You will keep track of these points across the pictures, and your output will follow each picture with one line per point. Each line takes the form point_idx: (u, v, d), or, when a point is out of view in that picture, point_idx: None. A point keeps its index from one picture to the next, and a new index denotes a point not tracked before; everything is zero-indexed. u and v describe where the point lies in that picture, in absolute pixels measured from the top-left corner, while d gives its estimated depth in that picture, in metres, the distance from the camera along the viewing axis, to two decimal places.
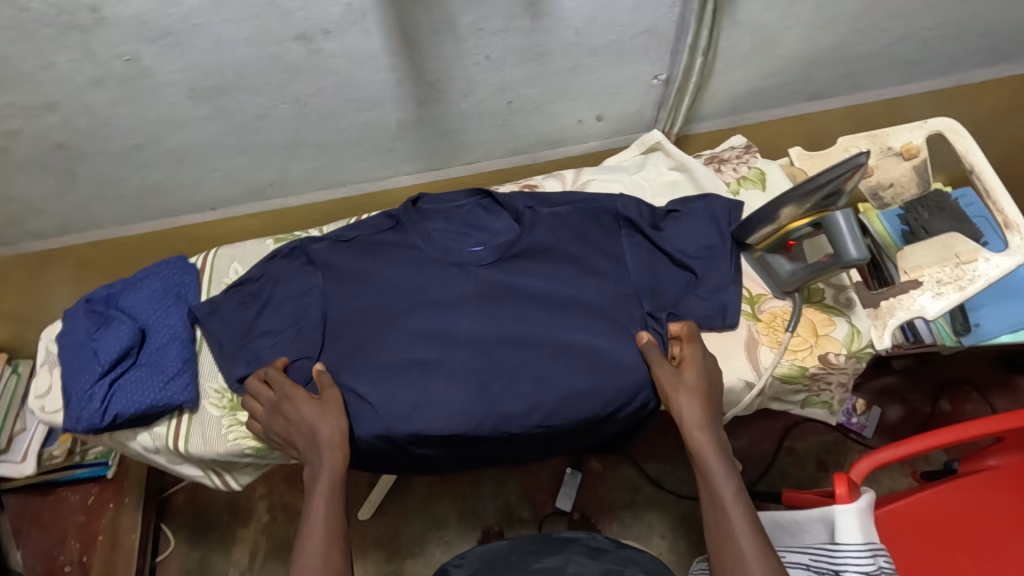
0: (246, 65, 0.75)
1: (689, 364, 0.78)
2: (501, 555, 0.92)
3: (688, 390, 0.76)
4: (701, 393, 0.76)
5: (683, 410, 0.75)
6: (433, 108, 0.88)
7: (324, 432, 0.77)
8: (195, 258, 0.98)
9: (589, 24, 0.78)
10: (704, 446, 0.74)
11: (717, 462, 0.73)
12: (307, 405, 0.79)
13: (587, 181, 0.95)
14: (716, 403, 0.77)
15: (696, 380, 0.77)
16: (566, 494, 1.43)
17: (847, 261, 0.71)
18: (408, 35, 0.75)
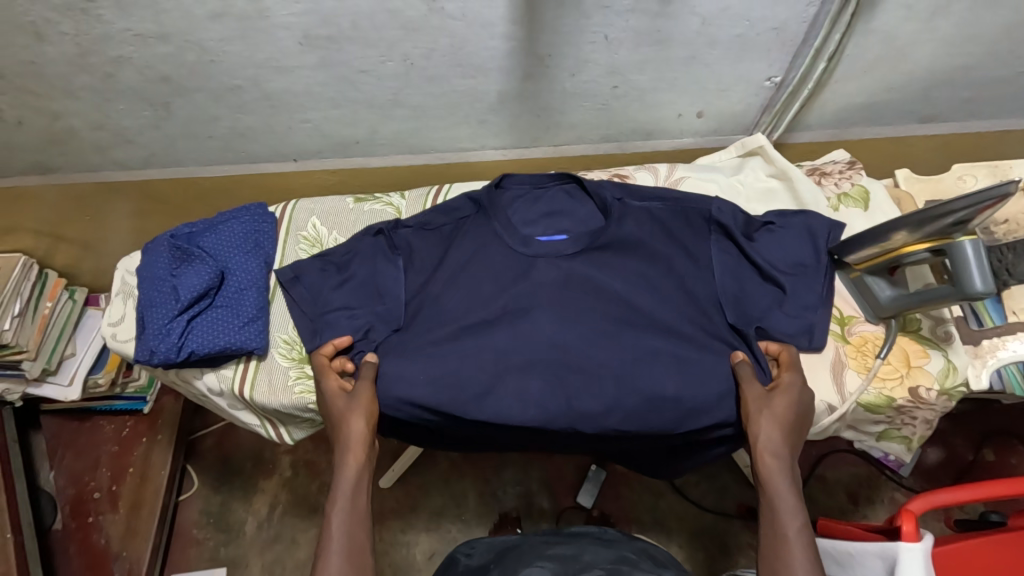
0: (364, 16, 0.73)
1: (783, 389, 0.76)
2: (514, 545, 0.91)
3: (772, 414, 0.74)
4: (786, 421, 0.74)
5: (761, 433, 0.73)
6: (538, 83, 0.86)
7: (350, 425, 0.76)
8: (273, 207, 0.97)
9: (719, 15, 0.75)
10: (773, 474, 0.72)
11: (786, 491, 0.70)
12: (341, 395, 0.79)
13: (680, 178, 0.92)
14: (800, 434, 0.75)
15: (784, 408, 0.74)
16: (587, 491, 1.43)
17: (969, 293, 0.68)
18: (532, 4, 0.72)
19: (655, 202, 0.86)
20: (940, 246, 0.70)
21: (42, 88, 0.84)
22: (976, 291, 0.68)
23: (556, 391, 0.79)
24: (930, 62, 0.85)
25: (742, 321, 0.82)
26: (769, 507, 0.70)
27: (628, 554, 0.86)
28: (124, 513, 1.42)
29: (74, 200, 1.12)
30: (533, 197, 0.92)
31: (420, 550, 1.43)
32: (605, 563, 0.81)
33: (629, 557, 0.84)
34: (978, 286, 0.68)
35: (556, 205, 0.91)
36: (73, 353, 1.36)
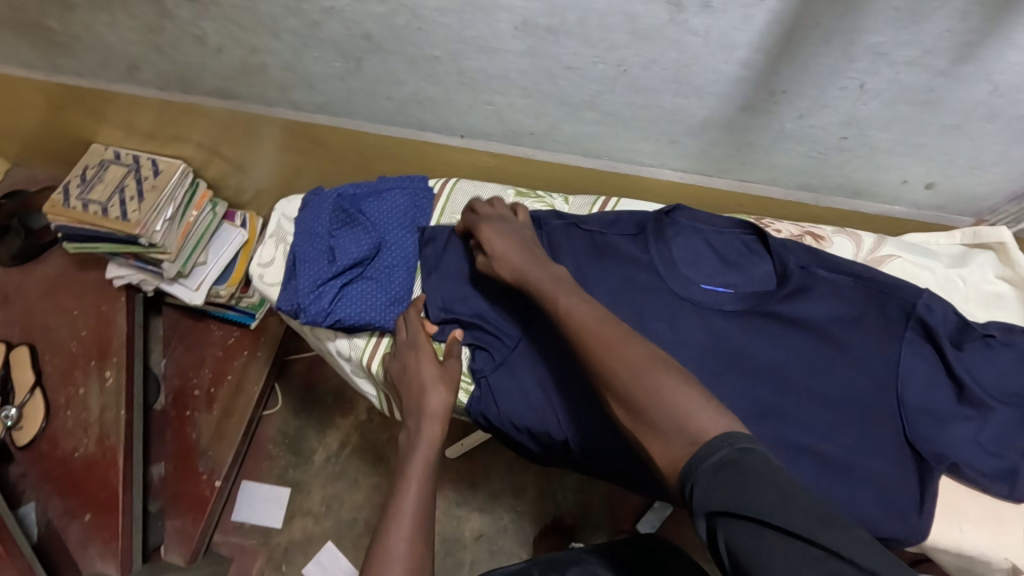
0: (595, 15, 0.66)
1: (489, 228, 0.78)
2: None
3: (502, 255, 0.74)
4: (505, 249, 0.75)
5: (530, 281, 0.70)
6: (755, 117, 0.76)
7: (432, 397, 0.74)
8: (432, 182, 0.95)
9: (1019, 87, 0.61)
10: (575, 308, 0.64)
11: (590, 309, 0.63)
12: (428, 365, 0.76)
13: (888, 257, 0.80)
14: (544, 261, 0.73)
15: (503, 240, 0.76)
16: (649, 522, 1.35)
17: None
18: (790, 35, 0.62)
19: (846, 276, 0.77)
20: None
21: (248, 22, 0.84)
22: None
23: None
24: None
25: (928, 449, 0.69)
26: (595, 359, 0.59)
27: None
28: (217, 415, 1.46)
29: (238, 125, 1.14)
30: (702, 237, 0.84)
31: (470, 527, 1.41)
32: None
33: None
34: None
35: (724, 248, 0.83)
36: (204, 263, 1.35)
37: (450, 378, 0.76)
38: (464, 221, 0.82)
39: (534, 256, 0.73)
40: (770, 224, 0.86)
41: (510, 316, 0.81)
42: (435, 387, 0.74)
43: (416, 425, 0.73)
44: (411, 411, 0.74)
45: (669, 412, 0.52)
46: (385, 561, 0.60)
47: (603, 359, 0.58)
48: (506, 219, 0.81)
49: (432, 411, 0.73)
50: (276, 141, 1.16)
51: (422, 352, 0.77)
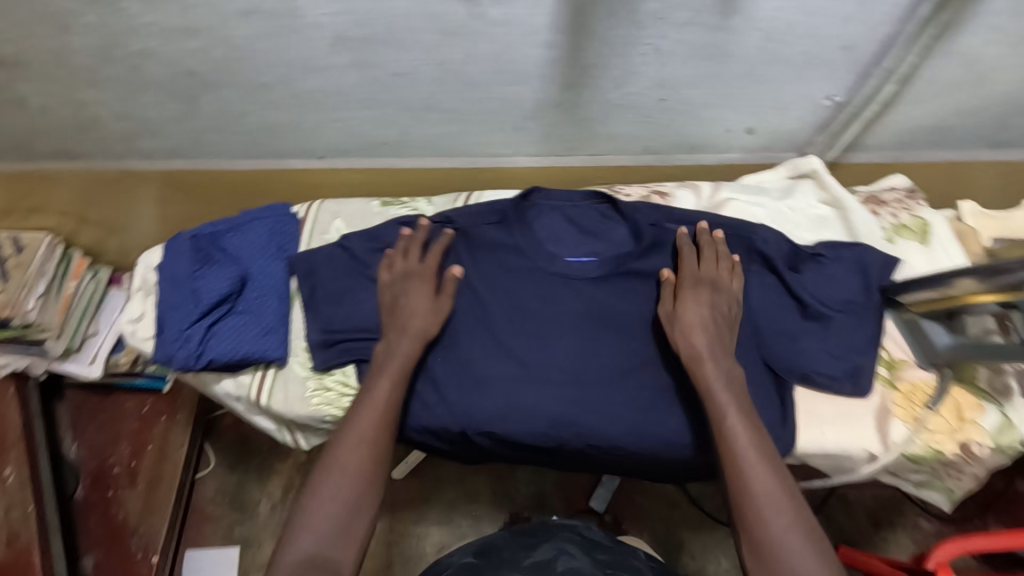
0: (401, 19, 0.69)
1: (690, 291, 0.76)
2: (489, 547, 0.84)
3: (691, 325, 0.74)
4: (711, 330, 0.74)
5: (684, 347, 0.73)
6: (580, 93, 0.80)
7: (418, 325, 0.79)
8: (297, 207, 0.95)
9: (784, 30, 0.69)
10: (718, 383, 0.70)
11: (738, 424, 0.68)
12: (422, 298, 0.81)
13: (725, 201, 0.86)
14: (729, 352, 0.73)
15: (698, 312, 0.75)
16: (600, 496, 1.37)
17: None
18: (579, 12, 0.67)
19: (690, 226, 0.83)
20: (1010, 301, 0.64)
21: (66, 77, 0.81)
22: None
23: (571, 417, 0.78)
24: (1013, 87, 0.78)
25: (781, 366, 0.76)
26: (728, 453, 0.67)
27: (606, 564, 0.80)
28: (144, 489, 1.37)
29: (105, 189, 1.09)
30: (560, 213, 0.87)
31: (430, 542, 1.39)
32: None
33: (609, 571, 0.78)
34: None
35: (580, 219, 0.86)
36: (95, 333, 1.28)
37: (440, 313, 0.81)
38: (681, 254, 0.79)
39: (721, 341, 0.74)
40: (621, 190, 0.91)
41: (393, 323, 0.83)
42: (422, 317, 0.80)
43: (393, 342, 0.79)
44: (395, 329, 0.79)
45: (776, 555, 0.62)
46: (338, 478, 0.70)
47: (743, 484, 0.65)
48: (719, 290, 0.77)
49: (394, 360, 0.77)
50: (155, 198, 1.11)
51: (421, 285, 0.82)
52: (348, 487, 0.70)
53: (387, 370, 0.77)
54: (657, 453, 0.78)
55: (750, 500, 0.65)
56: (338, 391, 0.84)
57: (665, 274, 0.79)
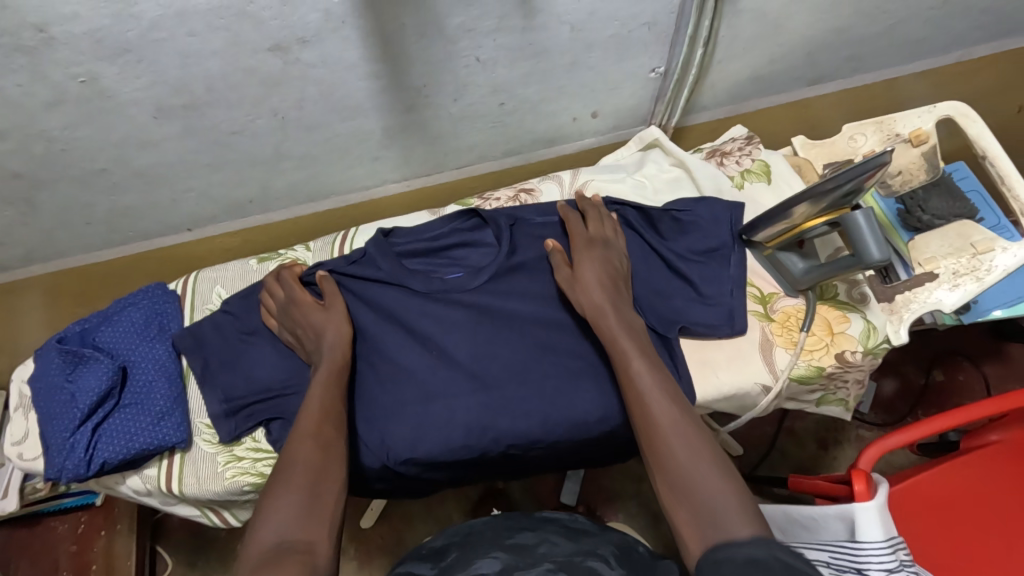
0: (217, 79, 0.69)
1: (583, 255, 0.79)
2: (474, 530, 0.78)
3: (585, 284, 0.77)
4: (603, 286, 0.77)
5: (585, 306, 0.76)
6: (422, 113, 0.82)
7: (331, 333, 0.79)
8: (173, 284, 0.92)
9: (586, 20, 0.73)
10: (619, 334, 0.72)
11: (636, 359, 0.70)
12: (314, 311, 0.80)
13: (585, 183, 0.92)
14: (623, 304, 0.76)
15: (593, 270, 0.78)
16: (570, 490, 1.35)
17: (869, 262, 0.69)
18: (390, 39, 0.69)
19: (554, 220, 0.89)
20: (836, 219, 0.71)
21: None
22: (868, 258, 0.69)
23: (484, 424, 0.79)
24: (806, 30, 0.86)
25: (665, 324, 0.80)
26: (637, 399, 0.66)
27: (597, 547, 0.72)
28: None
29: None
30: (425, 234, 0.90)
31: None
32: (559, 556, 0.67)
33: (595, 550, 0.71)
34: (868, 258, 0.69)
35: (438, 237, 0.90)
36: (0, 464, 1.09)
37: (337, 314, 0.80)
38: (567, 222, 0.83)
39: (620, 298, 0.77)
40: (489, 197, 0.95)
41: (292, 377, 0.82)
42: (327, 324, 0.79)
43: (316, 349, 0.78)
44: (314, 350, 0.79)
45: (679, 463, 0.60)
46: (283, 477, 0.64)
47: (648, 404, 0.65)
48: (610, 245, 0.81)
49: (322, 365, 0.76)
50: (38, 315, 1.05)
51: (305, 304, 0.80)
52: (291, 489, 0.62)
53: (320, 376, 0.75)
54: (572, 437, 0.80)
55: (663, 426, 0.63)
56: (252, 458, 0.81)
57: (551, 245, 0.82)
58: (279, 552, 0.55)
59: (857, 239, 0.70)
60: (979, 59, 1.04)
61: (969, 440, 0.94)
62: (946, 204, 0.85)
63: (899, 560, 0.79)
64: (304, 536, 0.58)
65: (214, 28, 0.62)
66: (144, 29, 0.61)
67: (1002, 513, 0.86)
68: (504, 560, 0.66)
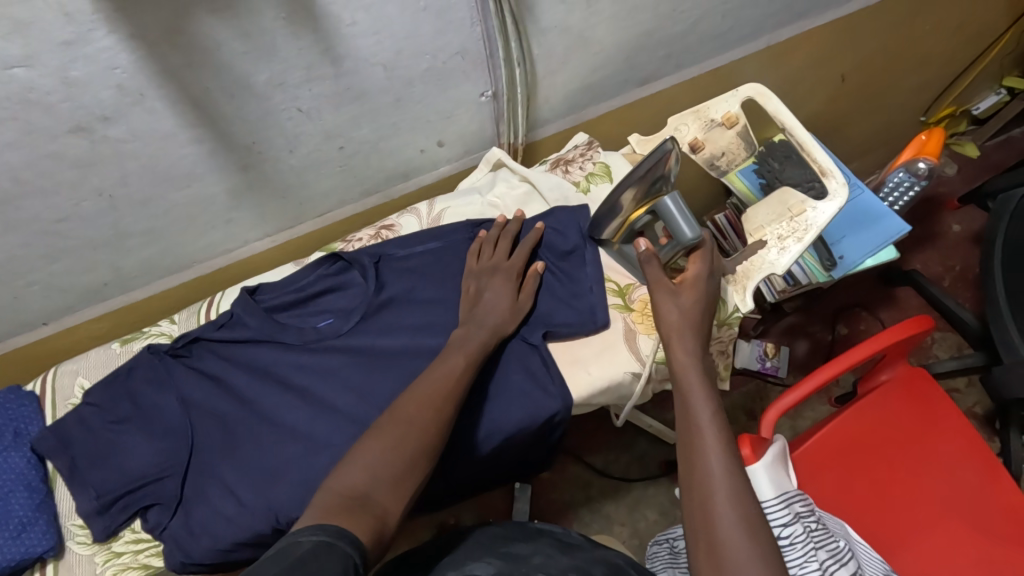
0: (22, 170, 0.67)
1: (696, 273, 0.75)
2: (468, 542, 0.78)
3: (678, 300, 0.74)
4: (696, 312, 0.73)
5: (668, 323, 0.73)
6: (260, 169, 0.83)
7: (496, 316, 0.79)
8: (32, 384, 0.88)
9: (395, 58, 0.77)
10: (687, 365, 0.70)
11: (695, 377, 0.69)
12: (502, 287, 0.81)
13: (442, 211, 0.94)
14: (704, 321, 0.74)
15: (693, 292, 0.74)
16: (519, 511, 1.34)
17: (686, 243, 0.77)
18: (199, 103, 0.70)
19: (416, 252, 0.91)
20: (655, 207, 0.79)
21: None
22: (686, 238, 0.76)
23: None
24: (615, 38, 0.92)
25: (530, 331, 0.83)
26: (694, 435, 0.65)
27: (582, 562, 0.74)
28: None
29: None
30: (290, 286, 0.90)
31: None
32: (555, 567, 0.70)
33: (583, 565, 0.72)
34: (686, 238, 0.76)
35: (304, 287, 0.90)
36: None
37: (518, 311, 0.81)
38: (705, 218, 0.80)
39: (704, 322, 0.74)
40: (353, 238, 0.96)
41: (167, 458, 0.79)
42: (500, 309, 0.80)
43: (473, 330, 0.77)
44: (471, 318, 0.79)
45: (710, 490, 0.61)
46: (377, 434, 0.62)
47: (701, 431, 0.65)
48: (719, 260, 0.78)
49: (457, 364, 0.71)
50: None
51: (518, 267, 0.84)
52: (373, 451, 0.60)
53: (445, 369, 0.71)
54: (463, 460, 0.79)
55: (708, 453, 0.63)
56: (132, 551, 0.78)
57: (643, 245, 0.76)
58: (355, 504, 0.55)
59: (676, 222, 0.78)
60: (788, 40, 1.14)
61: (863, 384, 1.05)
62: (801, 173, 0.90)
63: (796, 513, 0.85)
64: (381, 501, 0.57)
65: (0, 120, 0.61)
66: None
67: (892, 450, 0.98)
68: (498, 566, 0.69)
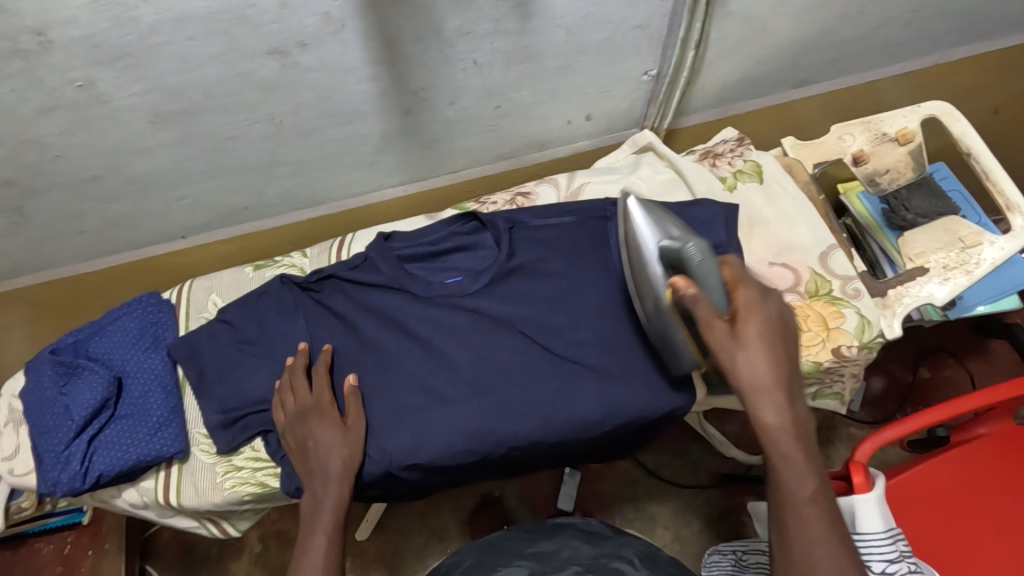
0: (215, 84, 0.68)
1: (751, 319, 0.65)
2: (495, 543, 0.82)
3: (748, 351, 0.64)
4: (768, 356, 0.63)
5: (743, 380, 0.63)
6: (419, 117, 0.83)
7: (335, 465, 0.75)
8: (167, 293, 0.92)
9: (580, 22, 0.75)
10: (777, 426, 0.62)
11: (786, 439, 0.62)
12: (329, 430, 0.76)
13: (582, 186, 0.93)
14: (786, 373, 0.63)
15: (761, 340, 0.64)
16: (566, 495, 1.34)
17: (689, 250, 0.69)
18: (389, 42, 0.69)
19: (551, 222, 0.88)
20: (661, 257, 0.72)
21: None
22: (691, 261, 0.68)
23: (487, 428, 0.79)
24: (792, 33, 0.88)
25: None
26: (784, 501, 0.61)
27: (610, 547, 0.76)
28: None
29: None
30: (423, 239, 0.89)
31: None
32: (584, 557, 0.72)
33: (614, 550, 0.75)
34: (694, 263, 0.69)
35: (437, 241, 0.89)
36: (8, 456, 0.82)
37: (356, 440, 0.77)
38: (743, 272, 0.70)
39: (786, 370, 0.64)
40: (486, 201, 0.95)
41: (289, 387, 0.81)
42: (337, 449, 0.76)
43: (319, 489, 0.75)
44: (312, 473, 0.76)
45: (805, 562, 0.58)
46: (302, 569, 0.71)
47: (793, 495, 0.61)
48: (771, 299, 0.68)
49: (325, 514, 0.74)
50: (23, 329, 1.04)
51: (319, 413, 0.77)
52: None
53: (321, 525, 0.73)
54: (574, 436, 0.80)
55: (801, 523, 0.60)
56: (251, 468, 0.81)
57: (682, 284, 0.65)
58: None
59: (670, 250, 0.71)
60: (958, 61, 1.07)
61: (958, 434, 0.96)
62: (928, 204, 0.89)
63: (900, 552, 0.79)
64: None
65: (212, 31, 0.62)
66: (142, 32, 0.60)
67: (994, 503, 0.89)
68: (529, 566, 0.71)
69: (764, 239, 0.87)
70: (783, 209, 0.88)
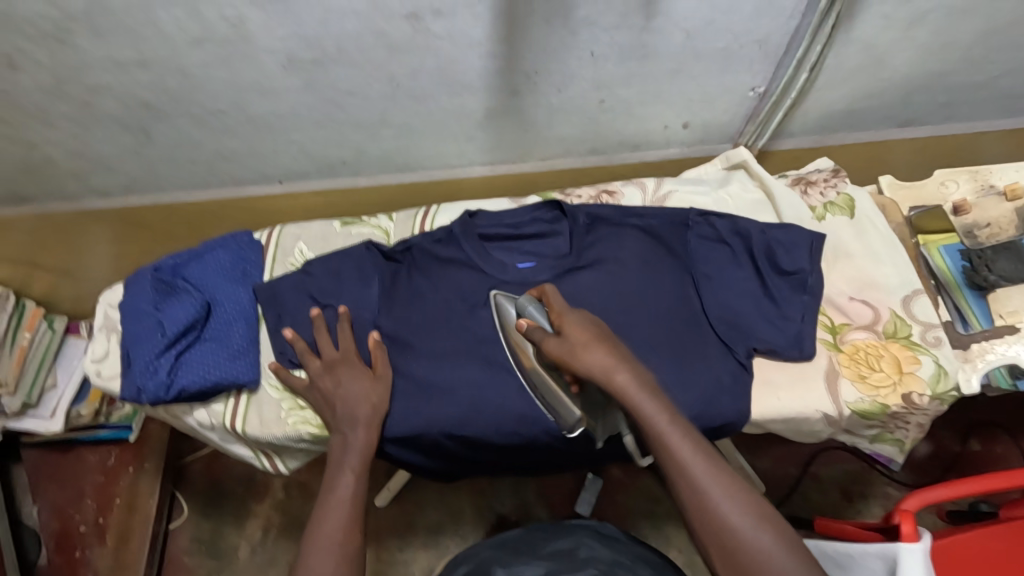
0: (350, 39, 0.73)
1: (571, 319, 0.70)
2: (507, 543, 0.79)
3: (581, 345, 0.67)
4: (592, 333, 0.69)
5: (592, 372, 0.66)
6: (525, 99, 0.85)
7: (364, 410, 0.78)
8: (258, 234, 0.96)
9: (702, 28, 0.76)
10: (630, 389, 0.63)
11: (644, 399, 0.63)
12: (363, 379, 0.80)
13: (668, 193, 0.93)
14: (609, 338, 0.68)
15: (582, 332, 0.68)
16: (585, 500, 1.33)
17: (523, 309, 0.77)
18: (517, 22, 0.72)
19: (634, 225, 0.88)
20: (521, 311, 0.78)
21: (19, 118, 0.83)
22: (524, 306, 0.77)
23: (537, 414, 0.80)
24: (910, 69, 0.87)
25: (736, 340, 0.81)
26: (670, 460, 0.61)
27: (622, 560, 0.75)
28: (113, 546, 1.22)
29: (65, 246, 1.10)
30: (504, 222, 0.91)
31: (418, 567, 1.32)
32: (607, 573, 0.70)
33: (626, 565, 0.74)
34: (529, 308, 0.76)
35: (518, 225, 0.91)
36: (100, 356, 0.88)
37: (383, 390, 0.80)
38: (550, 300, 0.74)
39: (598, 339, 0.68)
40: (571, 193, 0.97)
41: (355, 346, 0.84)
42: (367, 397, 0.79)
43: (350, 434, 0.77)
44: (342, 421, 0.78)
45: (709, 504, 0.60)
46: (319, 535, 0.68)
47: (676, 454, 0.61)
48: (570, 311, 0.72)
49: (355, 453, 0.75)
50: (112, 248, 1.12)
51: (354, 369, 0.80)
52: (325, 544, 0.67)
53: (349, 462, 0.75)
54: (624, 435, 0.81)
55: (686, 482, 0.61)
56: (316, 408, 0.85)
57: (524, 324, 0.75)
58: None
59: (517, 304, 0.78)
60: None
61: None
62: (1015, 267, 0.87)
63: None
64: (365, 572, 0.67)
65: None
66: None
67: None
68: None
69: (846, 272, 0.86)
70: (870, 245, 0.87)
